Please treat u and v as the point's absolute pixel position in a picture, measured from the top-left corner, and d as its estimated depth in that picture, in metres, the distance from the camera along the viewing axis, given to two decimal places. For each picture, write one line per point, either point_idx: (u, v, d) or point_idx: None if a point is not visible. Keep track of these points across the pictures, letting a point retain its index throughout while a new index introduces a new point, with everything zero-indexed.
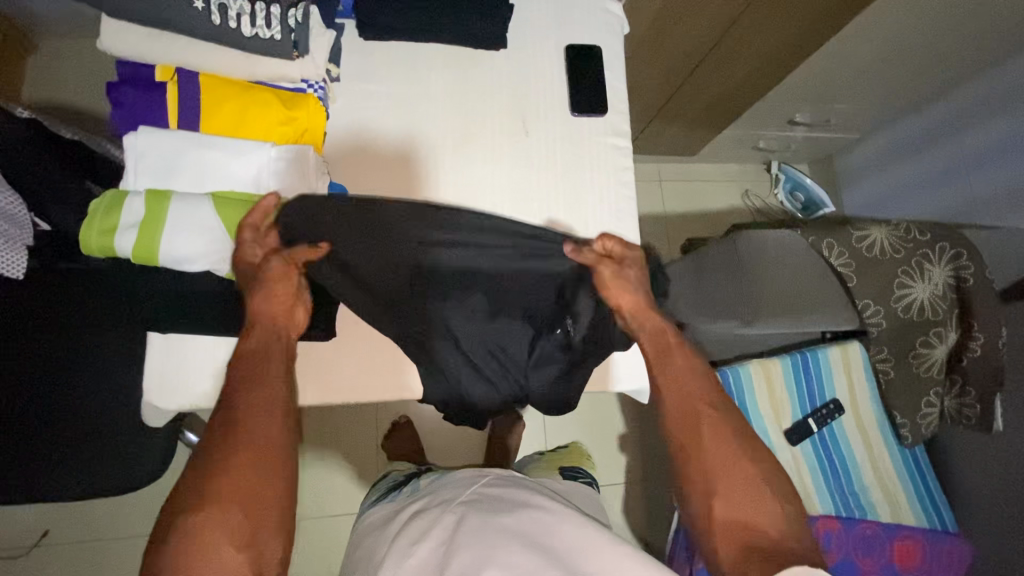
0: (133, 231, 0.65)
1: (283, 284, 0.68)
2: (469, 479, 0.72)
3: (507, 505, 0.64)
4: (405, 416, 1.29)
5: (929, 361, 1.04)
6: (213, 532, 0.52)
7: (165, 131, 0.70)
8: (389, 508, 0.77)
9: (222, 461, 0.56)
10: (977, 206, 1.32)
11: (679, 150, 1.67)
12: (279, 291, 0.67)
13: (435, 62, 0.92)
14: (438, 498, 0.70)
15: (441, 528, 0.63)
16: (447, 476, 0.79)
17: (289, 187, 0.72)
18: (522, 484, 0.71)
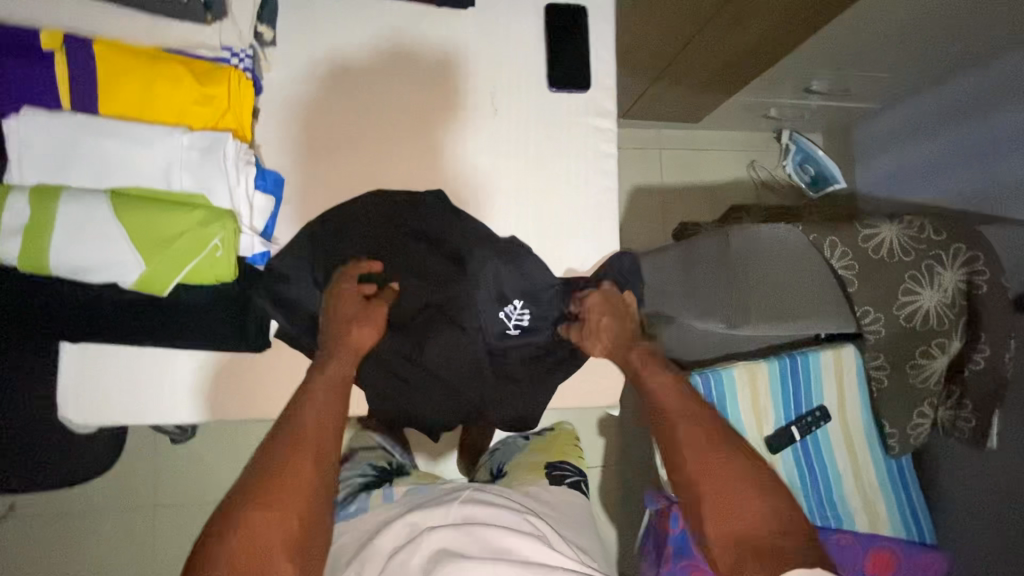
0: (19, 238, 0.56)
1: (372, 319, 0.70)
2: (449, 496, 0.70)
3: (486, 533, 0.62)
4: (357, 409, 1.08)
5: (928, 372, 0.97)
6: (261, 527, 0.52)
7: (54, 116, 0.58)
8: (371, 518, 0.73)
9: (282, 455, 0.57)
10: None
11: (682, 116, 1.53)
12: (370, 326, 0.70)
13: (390, 22, 0.78)
14: (420, 512, 0.68)
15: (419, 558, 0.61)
16: (434, 487, 0.77)
17: (207, 184, 0.62)
18: (506, 500, 0.72)
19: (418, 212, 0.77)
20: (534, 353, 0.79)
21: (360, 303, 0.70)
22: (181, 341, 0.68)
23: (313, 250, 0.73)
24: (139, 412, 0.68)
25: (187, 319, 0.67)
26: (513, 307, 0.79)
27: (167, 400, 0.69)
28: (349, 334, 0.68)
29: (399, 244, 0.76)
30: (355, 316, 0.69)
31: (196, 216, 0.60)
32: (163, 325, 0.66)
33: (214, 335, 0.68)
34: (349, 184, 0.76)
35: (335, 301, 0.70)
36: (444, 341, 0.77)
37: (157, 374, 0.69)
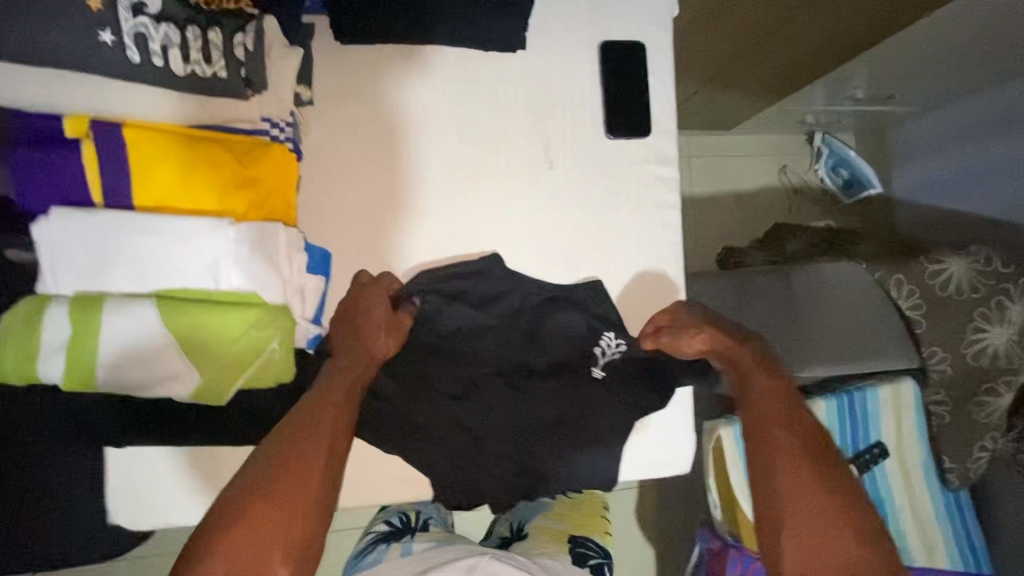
0: (64, 357, 0.52)
1: (396, 329, 0.66)
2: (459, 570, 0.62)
3: None
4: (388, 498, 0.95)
5: (993, 409, 0.93)
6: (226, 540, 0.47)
7: (84, 215, 0.52)
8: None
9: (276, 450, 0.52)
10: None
11: (713, 124, 1.46)
12: (392, 337, 0.65)
13: (434, 69, 0.71)
14: None
15: None
16: (447, 554, 0.69)
17: (257, 280, 0.56)
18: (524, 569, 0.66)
19: (472, 279, 0.72)
20: (601, 425, 0.73)
21: (387, 312, 0.66)
22: (237, 435, 0.63)
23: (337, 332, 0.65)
24: (191, 511, 0.64)
25: (242, 411, 0.63)
26: (609, 340, 0.75)
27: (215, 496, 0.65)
28: (370, 345, 0.64)
29: (456, 313, 0.72)
30: (377, 324, 0.64)
31: (252, 315, 0.55)
32: (219, 421, 0.63)
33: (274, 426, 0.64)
34: (398, 251, 0.71)
35: (354, 303, 0.65)
36: (505, 415, 0.72)
37: (209, 468, 0.65)
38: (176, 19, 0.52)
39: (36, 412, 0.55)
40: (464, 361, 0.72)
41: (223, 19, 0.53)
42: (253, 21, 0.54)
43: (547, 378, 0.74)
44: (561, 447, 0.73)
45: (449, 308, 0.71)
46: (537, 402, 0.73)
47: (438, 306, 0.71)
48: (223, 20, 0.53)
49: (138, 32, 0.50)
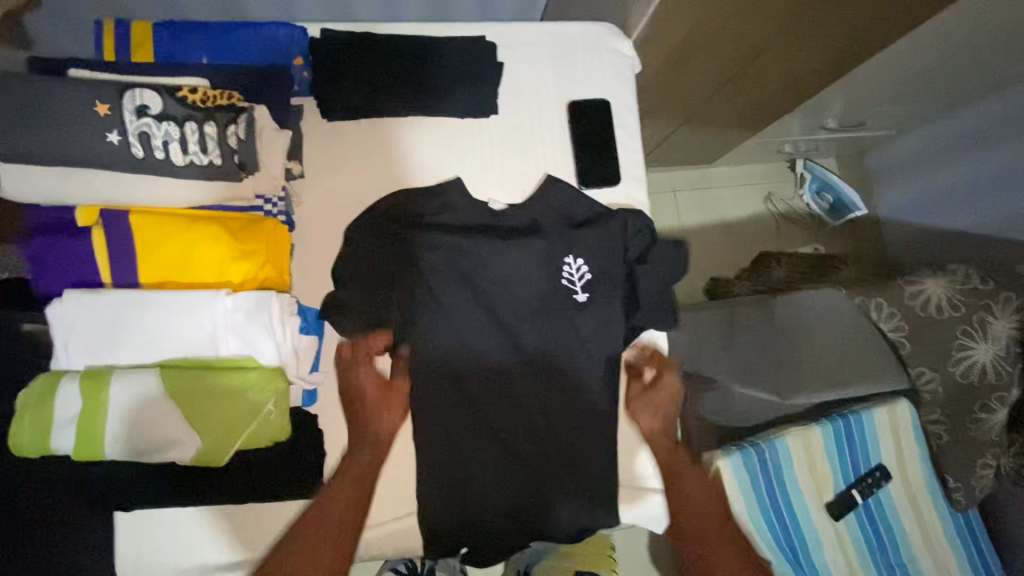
0: (73, 428, 0.55)
1: (397, 407, 0.71)
2: None
3: None
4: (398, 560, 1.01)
5: (990, 425, 0.92)
6: None
7: (96, 296, 0.57)
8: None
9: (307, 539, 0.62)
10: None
11: (693, 160, 1.51)
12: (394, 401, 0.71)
13: (418, 135, 0.77)
14: None
15: None
16: None
17: (253, 345, 0.60)
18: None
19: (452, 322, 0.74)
20: (593, 463, 0.76)
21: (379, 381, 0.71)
22: (242, 498, 0.65)
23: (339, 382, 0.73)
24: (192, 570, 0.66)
25: (240, 476, 0.64)
26: (573, 265, 0.77)
27: (218, 549, 0.67)
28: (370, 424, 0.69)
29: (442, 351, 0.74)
30: (377, 400, 0.70)
31: (248, 377, 0.59)
32: (219, 486, 0.64)
33: (273, 488, 0.66)
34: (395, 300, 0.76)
35: (354, 373, 0.70)
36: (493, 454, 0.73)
37: (216, 526, 0.67)
38: (176, 116, 0.57)
39: (52, 478, 0.59)
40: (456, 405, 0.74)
41: (219, 113, 0.58)
42: (246, 113, 0.59)
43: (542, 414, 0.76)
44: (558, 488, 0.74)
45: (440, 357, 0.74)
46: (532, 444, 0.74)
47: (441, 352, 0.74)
48: (219, 115, 0.58)
49: (142, 131, 0.56)
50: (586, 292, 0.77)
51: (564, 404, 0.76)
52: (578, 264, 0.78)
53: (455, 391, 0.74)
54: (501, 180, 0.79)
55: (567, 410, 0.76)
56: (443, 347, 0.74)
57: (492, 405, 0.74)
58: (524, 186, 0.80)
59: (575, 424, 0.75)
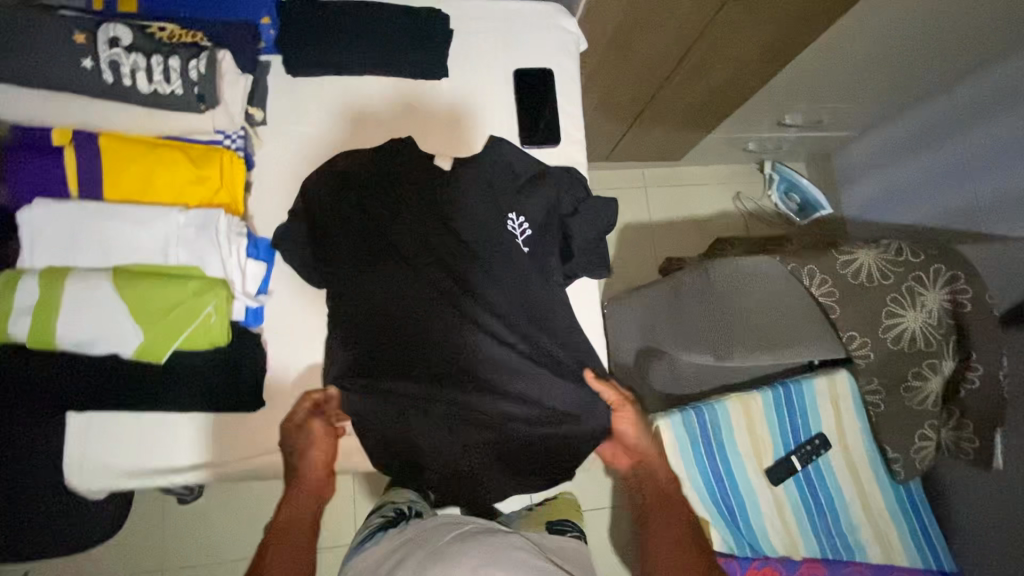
0: (30, 317, 0.61)
1: (328, 443, 0.75)
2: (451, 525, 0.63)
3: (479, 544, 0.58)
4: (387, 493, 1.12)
5: (924, 395, 0.96)
6: None
7: (61, 204, 0.64)
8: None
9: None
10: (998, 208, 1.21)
11: (662, 155, 1.58)
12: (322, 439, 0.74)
13: (376, 94, 0.85)
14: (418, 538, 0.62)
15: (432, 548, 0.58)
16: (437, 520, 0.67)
17: (200, 256, 0.66)
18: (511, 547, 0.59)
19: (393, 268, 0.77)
20: (510, 397, 0.77)
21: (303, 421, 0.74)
22: (188, 405, 0.71)
23: (288, 310, 0.79)
24: (136, 475, 0.71)
25: (187, 382, 0.70)
26: (515, 221, 0.82)
27: (164, 455, 0.72)
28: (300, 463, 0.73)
29: (378, 294, 0.76)
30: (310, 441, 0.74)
31: (194, 284, 0.65)
32: (167, 391, 0.70)
33: (215, 396, 0.71)
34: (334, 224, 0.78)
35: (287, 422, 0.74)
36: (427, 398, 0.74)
37: (164, 431, 0.72)
38: (144, 49, 0.64)
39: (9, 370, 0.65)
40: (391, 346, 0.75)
41: (183, 49, 0.65)
42: (207, 51, 0.66)
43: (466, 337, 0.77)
44: (480, 418, 0.76)
45: (371, 285, 0.76)
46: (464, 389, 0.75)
47: (375, 277, 0.76)
48: (182, 50, 0.65)
49: (112, 59, 0.63)
50: (526, 245, 0.82)
51: (490, 336, 0.78)
52: (520, 220, 0.82)
53: (385, 318, 0.76)
54: (449, 137, 0.86)
55: (492, 342, 0.77)
56: (371, 275, 0.76)
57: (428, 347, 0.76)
58: (470, 142, 0.87)
59: (496, 356, 0.77)
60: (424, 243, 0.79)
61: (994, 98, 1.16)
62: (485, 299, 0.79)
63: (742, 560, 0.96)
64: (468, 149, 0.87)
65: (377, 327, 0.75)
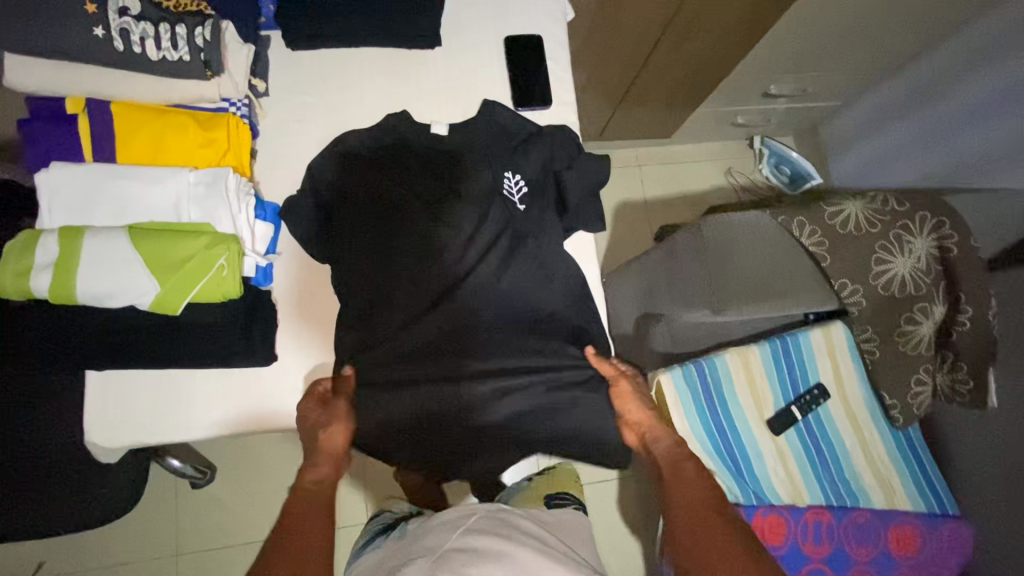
0: (49, 271, 0.63)
1: (340, 414, 0.73)
2: (458, 518, 0.76)
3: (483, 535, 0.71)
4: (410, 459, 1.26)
5: (917, 338, 0.98)
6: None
7: (76, 166, 0.67)
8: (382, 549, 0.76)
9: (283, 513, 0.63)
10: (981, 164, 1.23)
11: (653, 132, 1.62)
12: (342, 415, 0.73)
13: (373, 66, 0.89)
14: (431, 532, 0.74)
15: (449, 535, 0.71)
16: (444, 513, 0.79)
17: (211, 213, 0.69)
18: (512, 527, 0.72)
19: (407, 243, 0.81)
20: (508, 358, 0.82)
21: (317, 403, 0.74)
22: (203, 360, 0.74)
23: (296, 273, 0.81)
24: (155, 430, 0.74)
25: (202, 338, 0.73)
26: (512, 181, 0.85)
27: (180, 411, 0.75)
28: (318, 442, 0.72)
29: (382, 269, 0.80)
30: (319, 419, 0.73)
31: (205, 238, 0.67)
32: (181, 348, 0.73)
33: (227, 351, 0.74)
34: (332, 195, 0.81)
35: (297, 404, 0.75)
36: (436, 366, 0.80)
37: (182, 389, 0.75)
38: (151, 18, 0.67)
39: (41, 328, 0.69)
40: (402, 321, 0.80)
41: (189, 18, 0.69)
42: (211, 19, 0.69)
43: (461, 302, 0.82)
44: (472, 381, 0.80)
45: (382, 252, 0.81)
46: (478, 353, 0.81)
47: (375, 246, 0.80)
48: (188, 19, 0.69)
49: (122, 27, 0.66)
50: (523, 203, 0.85)
51: (485, 301, 0.83)
52: (517, 180, 0.85)
53: (397, 281, 0.80)
54: (445, 104, 0.89)
55: (488, 306, 0.83)
56: (377, 240, 0.81)
57: (433, 317, 0.81)
58: (465, 108, 0.90)
59: (492, 318, 0.82)
60: (429, 211, 0.83)
61: (975, 56, 1.19)
62: (474, 261, 0.83)
63: (750, 508, 0.97)
64: (464, 115, 0.90)
65: (377, 296, 0.80)
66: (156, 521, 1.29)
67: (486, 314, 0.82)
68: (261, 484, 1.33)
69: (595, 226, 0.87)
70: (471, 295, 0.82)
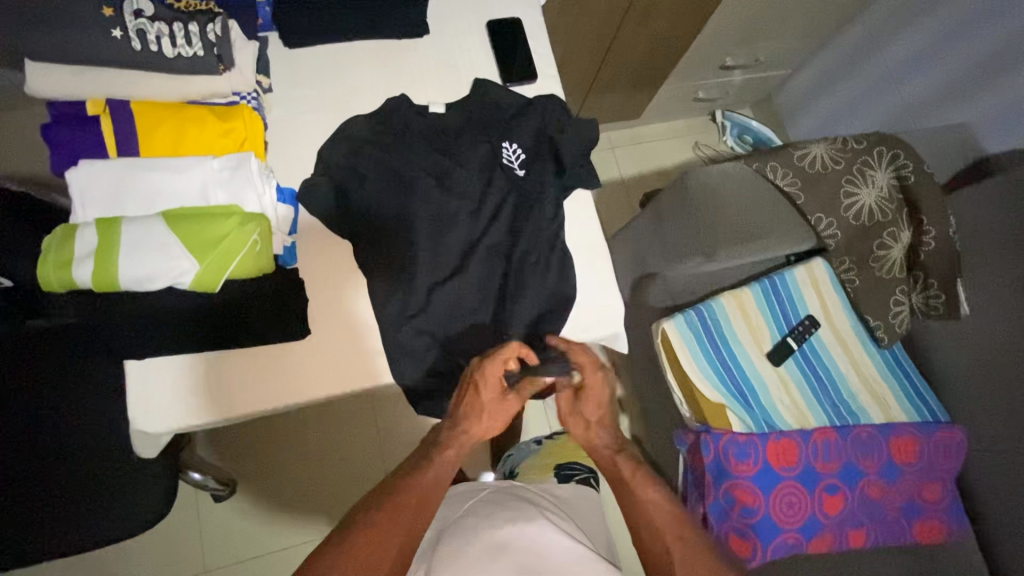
0: (90, 260, 0.66)
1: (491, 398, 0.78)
2: (468, 496, 0.91)
3: (492, 511, 0.82)
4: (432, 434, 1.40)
5: (889, 262, 1.09)
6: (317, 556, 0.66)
7: (105, 163, 0.70)
8: None
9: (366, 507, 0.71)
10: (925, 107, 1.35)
11: (624, 114, 1.71)
12: (495, 424, 0.80)
13: (368, 57, 0.95)
14: (448, 513, 0.88)
15: (461, 519, 0.83)
16: (455, 491, 0.96)
17: (238, 194, 0.73)
18: (514, 498, 0.87)
19: (419, 212, 0.86)
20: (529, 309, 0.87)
21: (496, 395, 0.78)
22: (241, 339, 0.76)
23: (315, 252, 0.85)
24: (198, 413, 0.76)
25: (233, 316, 0.76)
26: (511, 149, 0.91)
27: (221, 393, 0.77)
28: (470, 422, 0.78)
29: (403, 239, 0.85)
30: (489, 408, 0.78)
31: (234, 218, 0.71)
32: (218, 328, 0.76)
33: (262, 327, 0.77)
34: (345, 176, 0.85)
35: (489, 360, 0.76)
36: (462, 324, 0.85)
37: (222, 371, 0.78)
38: (165, 18, 0.72)
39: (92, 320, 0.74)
40: (425, 286, 0.84)
41: (199, 16, 0.73)
42: (220, 15, 0.74)
43: (478, 263, 0.87)
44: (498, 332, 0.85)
45: (400, 222, 0.85)
46: (499, 306, 0.87)
47: (392, 218, 0.85)
48: (199, 16, 0.73)
49: (138, 28, 0.70)
50: (523, 168, 0.91)
51: (499, 258, 0.88)
52: (515, 148, 0.91)
53: (415, 250, 0.85)
54: (439, 86, 0.96)
55: (502, 263, 0.88)
56: (394, 214, 0.85)
57: (453, 279, 0.85)
58: (457, 88, 0.96)
59: (508, 275, 0.88)
60: (438, 183, 0.88)
61: (907, 11, 1.32)
62: (486, 226, 0.88)
63: (761, 434, 1.03)
64: (457, 95, 0.96)
65: (399, 266, 0.84)
66: (178, 540, 1.28)
67: (502, 272, 0.87)
68: (282, 490, 1.33)
69: (592, 184, 0.94)
70: (485, 255, 0.87)
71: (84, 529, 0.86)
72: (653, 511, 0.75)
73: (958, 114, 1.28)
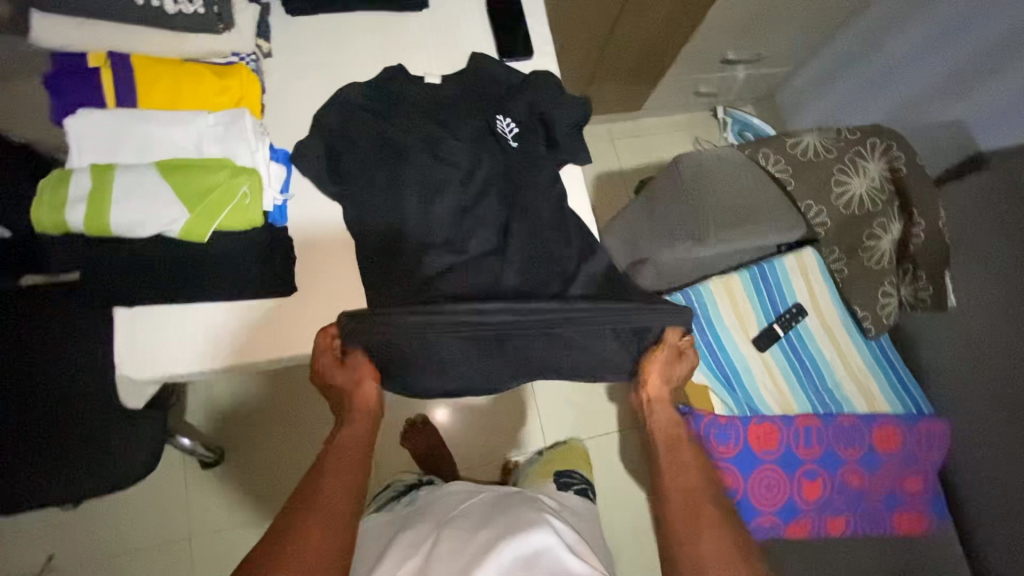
0: (83, 204, 0.69)
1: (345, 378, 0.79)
2: (466, 497, 0.93)
3: (485, 516, 0.82)
4: (421, 415, 1.42)
5: (878, 253, 1.09)
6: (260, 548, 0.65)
7: (104, 112, 0.72)
8: (394, 515, 0.96)
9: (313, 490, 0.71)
10: (922, 104, 1.36)
11: (625, 105, 1.72)
12: (370, 395, 0.79)
13: (367, 27, 0.96)
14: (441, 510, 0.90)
15: (450, 522, 0.83)
16: (451, 491, 0.99)
17: (230, 148, 0.74)
18: (511, 501, 0.87)
19: (410, 177, 0.88)
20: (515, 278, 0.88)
21: (344, 372, 0.79)
22: (229, 292, 0.78)
23: (305, 212, 0.86)
24: (182, 362, 0.78)
25: (219, 269, 0.78)
26: (504, 122, 0.92)
27: (205, 343, 0.79)
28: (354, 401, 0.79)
29: (393, 203, 0.86)
30: (350, 387, 0.79)
31: (225, 170, 0.73)
32: (205, 278, 0.78)
33: (250, 281, 0.79)
34: (340, 139, 0.87)
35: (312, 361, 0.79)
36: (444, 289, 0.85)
37: (207, 323, 0.79)
38: None
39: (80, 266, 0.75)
40: (413, 250, 0.86)
41: None
42: None
43: (466, 230, 0.88)
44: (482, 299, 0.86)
45: (391, 186, 0.87)
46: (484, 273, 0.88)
47: (383, 182, 0.86)
48: None
49: None
50: (515, 140, 0.92)
51: (487, 227, 0.89)
52: (508, 121, 0.93)
53: (405, 214, 0.86)
54: (435, 58, 0.97)
55: (490, 231, 0.89)
56: (384, 178, 0.87)
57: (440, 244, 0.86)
58: (453, 61, 0.98)
59: (496, 243, 0.89)
60: (429, 151, 0.90)
61: (906, 8, 1.33)
62: (475, 194, 0.90)
63: (743, 417, 1.03)
64: (454, 68, 0.98)
65: (388, 230, 0.86)
66: (164, 504, 1.29)
67: (488, 240, 0.88)
68: (269, 459, 1.35)
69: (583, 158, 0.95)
70: (472, 223, 0.89)
71: (70, 476, 0.88)
72: (691, 479, 0.77)
73: (955, 111, 1.28)
